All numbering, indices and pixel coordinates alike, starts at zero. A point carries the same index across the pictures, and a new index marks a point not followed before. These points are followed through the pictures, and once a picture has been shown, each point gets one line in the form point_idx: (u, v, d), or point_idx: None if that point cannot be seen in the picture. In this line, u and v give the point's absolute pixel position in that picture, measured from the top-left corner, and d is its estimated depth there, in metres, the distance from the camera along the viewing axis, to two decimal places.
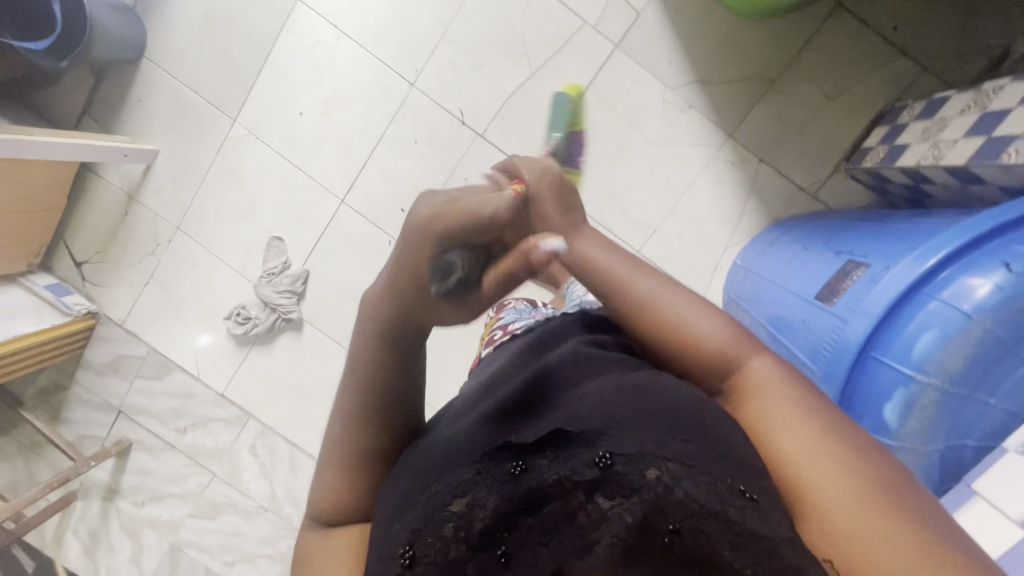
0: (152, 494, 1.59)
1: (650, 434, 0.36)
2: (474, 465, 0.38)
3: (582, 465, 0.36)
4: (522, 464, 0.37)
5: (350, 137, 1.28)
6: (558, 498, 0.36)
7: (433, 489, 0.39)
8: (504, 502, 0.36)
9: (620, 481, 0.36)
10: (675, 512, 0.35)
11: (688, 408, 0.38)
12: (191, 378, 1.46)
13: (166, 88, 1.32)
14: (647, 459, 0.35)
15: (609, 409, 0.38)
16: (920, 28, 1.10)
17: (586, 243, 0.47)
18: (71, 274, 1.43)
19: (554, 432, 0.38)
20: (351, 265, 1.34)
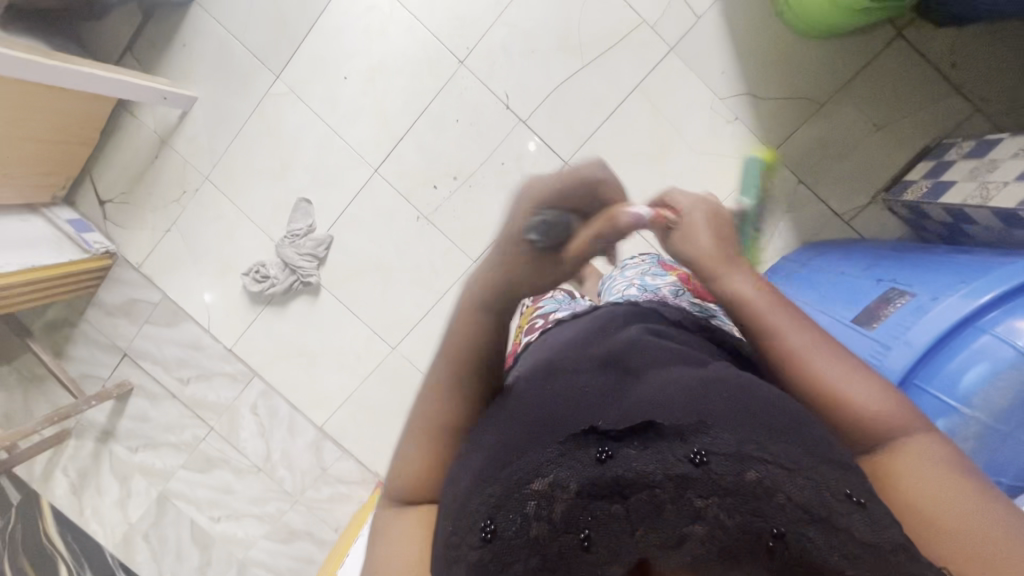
0: (147, 441, 1.59)
1: (742, 434, 0.38)
2: (562, 447, 0.40)
3: (675, 459, 0.37)
4: (607, 450, 0.38)
5: (391, 107, 1.27)
6: (647, 486, 0.37)
7: (512, 466, 0.40)
8: (590, 485, 0.37)
9: (717, 479, 0.37)
10: (777, 516, 0.36)
11: (776, 413, 0.40)
12: (201, 330, 1.45)
13: (213, 36, 1.31)
14: (747, 460, 0.37)
15: (700, 405, 0.40)
16: (978, 68, 1.10)
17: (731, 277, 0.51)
18: (94, 211, 1.42)
19: (644, 422, 0.40)
20: (376, 236, 1.33)
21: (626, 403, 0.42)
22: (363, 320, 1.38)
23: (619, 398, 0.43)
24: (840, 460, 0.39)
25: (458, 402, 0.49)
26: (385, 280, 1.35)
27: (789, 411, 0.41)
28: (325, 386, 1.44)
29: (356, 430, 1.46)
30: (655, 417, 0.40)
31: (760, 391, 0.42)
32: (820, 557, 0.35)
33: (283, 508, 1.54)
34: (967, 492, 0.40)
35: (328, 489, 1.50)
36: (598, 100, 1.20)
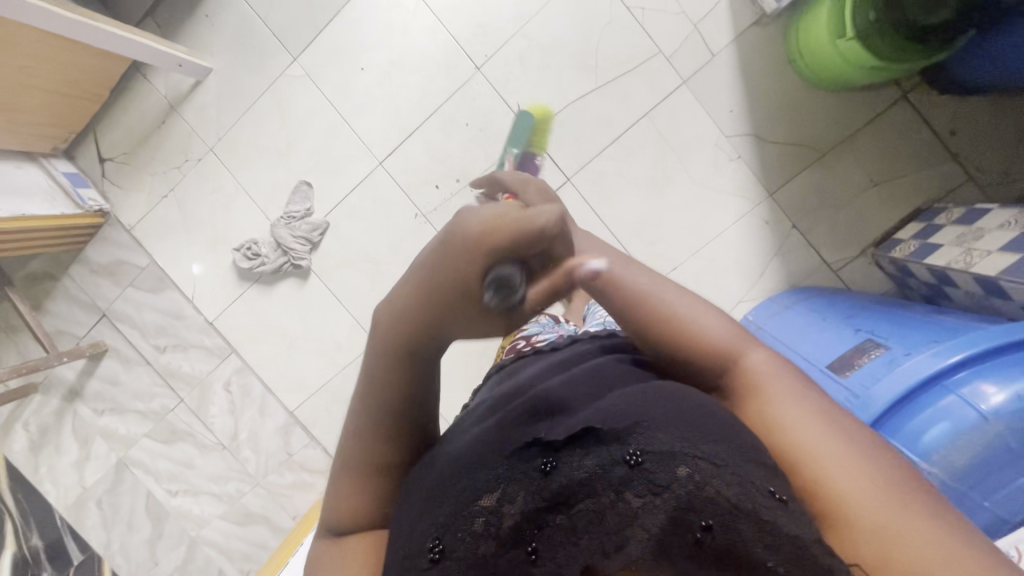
0: (114, 406, 1.56)
1: (674, 434, 0.38)
2: (505, 462, 0.42)
3: (608, 462, 0.39)
4: (550, 461, 0.40)
5: (404, 104, 1.27)
6: (589, 494, 0.38)
7: (463, 483, 0.42)
8: (533, 499, 0.39)
9: (651, 477, 0.38)
10: (706, 509, 0.36)
11: (709, 417, 0.40)
12: (185, 300, 1.44)
13: (235, 11, 1.31)
14: (677, 457, 0.37)
15: (634, 408, 0.41)
16: (976, 139, 1.13)
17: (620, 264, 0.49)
18: (92, 168, 1.41)
19: (584, 429, 0.40)
20: (373, 229, 1.34)
21: (571, 415, 0.43)
22: (348, 310, 1.38)
23: (569, 412, 0.44)
24: (768, 458, 0.39)
25: (383, 434, 0.49)
26: (375, 273, 1.36)
27: (728, 422, 0.40)
28: (302, 371, 1.44)
29: (327, 419, 1.46)
30: (593, 422, 0.40)
31: (694, 400, 0.42)
32: (746, 546, 0.36)
33: (242, 489, 1.54)
34: (833, 430, 0.41)
35: (291, 475, 1.51)
36: (608, 123, 1.21)
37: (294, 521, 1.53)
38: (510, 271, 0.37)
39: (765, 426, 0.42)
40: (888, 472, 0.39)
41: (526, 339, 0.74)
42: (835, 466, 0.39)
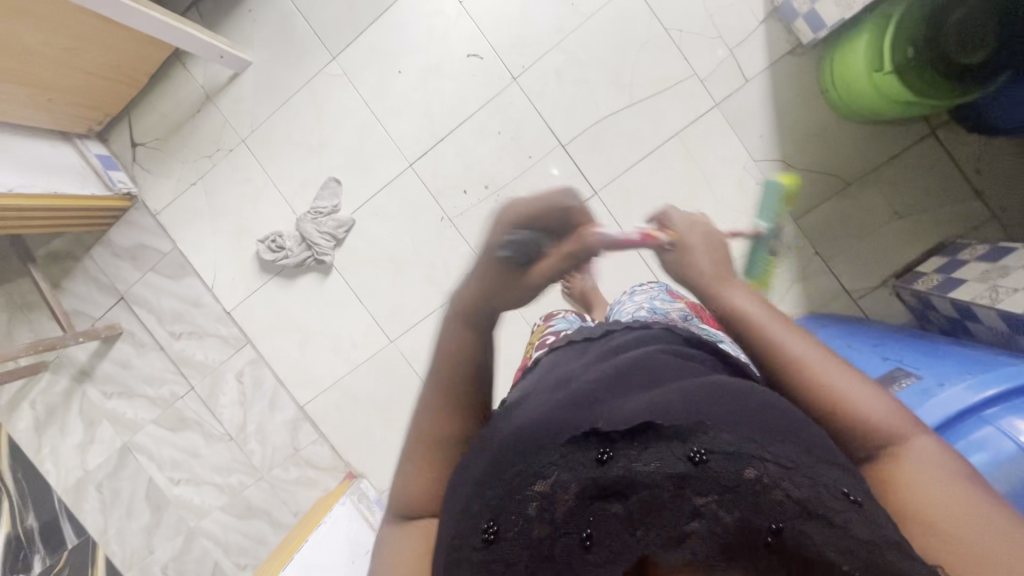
0: (124, 389, 1.56)
1: (741, 433, 0.37)
2: (559, 448, 0.39)
3: (673, 458, 0.37)
4: (608, 452, 0.38)
5: (438, 109, 1.29)
6: (648, 487, 0.37)
7: (509, 470, 0.40)
8: (585, 487, 0.37)
9: (717, 476, 0.36)
10: (778, 513, 0.35)
11: (781, 417, 0.38)
12: (205, 288, 1.45)
13: (278, 8, 1.32)
14: (746, 459, 0.36)
15: (697, 403, 0.38)
16: (1001, 178, 1.14)
17: (734, 294, 0.49)
18: (124, 152, 1.42)
19: (644, 422, 0.38)
20: (398, 229, 1.35)
21: (620, 403, 0.40)
22: (367, 308, 1.39)
23: (617, 402, 0.41)
24: (842, 462, 0.38)
25: (444, 409, 0.49)
26: (397, 274, 1.36)
27: (789, 415, 0.39)
28: (316, 367, 1.44)
29: (337, 417, 1.46)
30: (654, 417, 0.38)
31: (753, 391, 0.40)
32: (821, 554, 0.34)
33: (245, 482, 1.54)
34: (984, 509, 0.36)
35: (296, 471, 1.50)
36: (640, 139, 1.23)
37: (295, 518, 1.52)
38: (517, 239, 0.46)
39: (890, 478, 0.39)
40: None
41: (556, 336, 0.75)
42: (991, 553, 0.34)
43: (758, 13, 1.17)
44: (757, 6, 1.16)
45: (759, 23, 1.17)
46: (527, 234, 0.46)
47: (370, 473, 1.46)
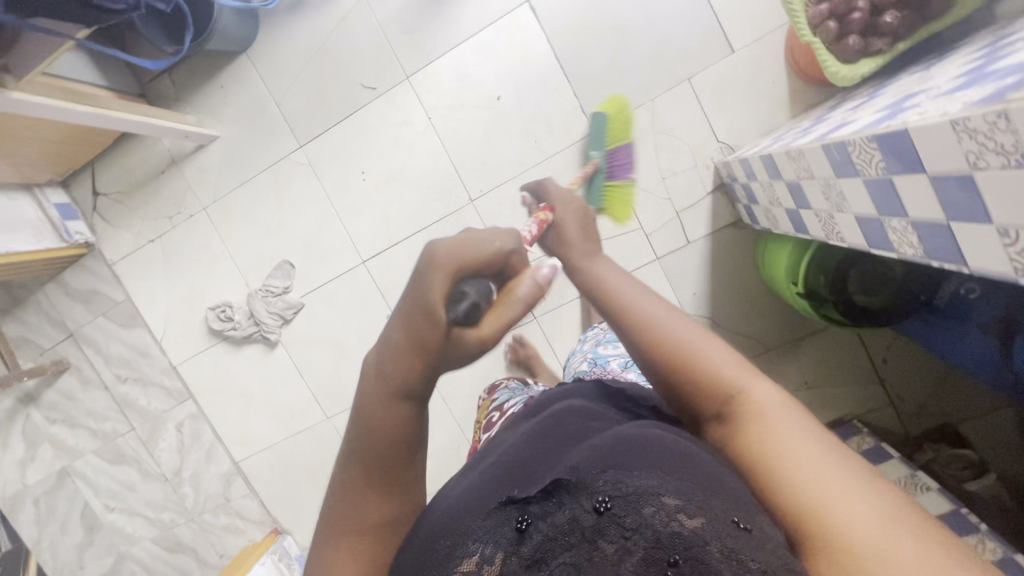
0: (67, 418, 1.61)
1: (639, 477, 0.41)
2: (484, 518, 0.43)
3: (582, 512, 0.40)
4: (526, 520, 0.41)
5: (396, 215, 1.33)
6: (566, 550, 0.40)
7: (444, 551, 0.43)
8: (514, 558, 0.40)
9: (621, 521, 0.40)
10: (672, 544, 0.39)
11: (679, 458, 0.44)
12: (153, 341, 1.49)
13: (251, 88, 1.32)
14: (643, 498, 0.40)
15: (604, 458, 0.43)
16: (904, 370, 1.21)
17: (603, 267, 0.57)
18: (85, 201, 1.44)
19: (554, 479, 0.42)
20: (344, 318, 1.40)
21: (544, 471, 0.46)
22: (308, 385, 1.45)
23: (545, 467, 0.46)
24: (738, 498, 0.42)
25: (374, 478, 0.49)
26: (340, 358, 1.42)
27: (680, 457, 0.44)
28: (252, 429, 1.50)
29: (268, 476, 1.53)
30: (562, 475, 0.43)
31: (654, 442, 0.45)
32: None
33: (176, 520, 1.62)
34: (828, 462, 0.42)
35: (225, 518, 1.58)
36: None
37: (220, 559, 1.61)
38: (471, 289, 0.47)
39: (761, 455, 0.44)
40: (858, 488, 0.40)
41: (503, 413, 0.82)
42: (826, 505, 0.40)
43: (707, 183, 1.20)
44: (708, 175, 1.19)
45: (707, 193, 1.20)
46: (471, 285, 0.47)
47: (295, 530, 1.55)
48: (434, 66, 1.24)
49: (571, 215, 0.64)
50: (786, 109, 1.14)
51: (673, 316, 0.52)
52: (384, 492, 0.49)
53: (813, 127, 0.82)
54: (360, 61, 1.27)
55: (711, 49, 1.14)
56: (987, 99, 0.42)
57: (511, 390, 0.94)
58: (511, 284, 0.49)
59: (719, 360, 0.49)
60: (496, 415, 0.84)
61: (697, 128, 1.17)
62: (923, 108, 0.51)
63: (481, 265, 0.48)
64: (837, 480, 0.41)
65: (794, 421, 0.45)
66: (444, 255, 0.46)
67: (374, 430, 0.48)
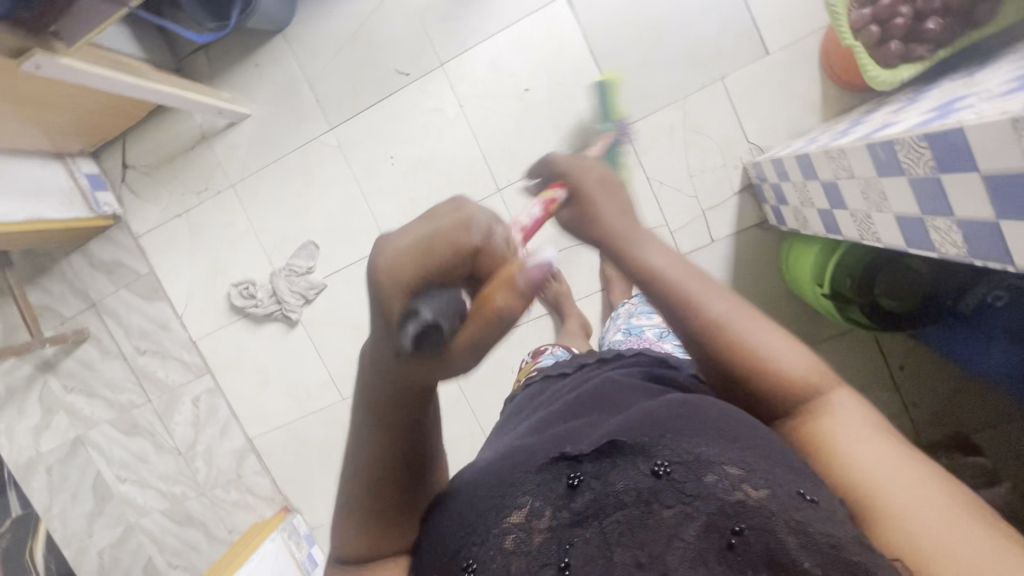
0: (84, 387, 1.63)
1: (698, 444, 0.45)
2: (533, 475, 0.46)
3: (642, 475, 0.44)
4: (578, 477, 0.45)
5: (422, 200, 1.34)
6: (621, 507, 0.43)
7: (490, 497, 0.46)
8: (563, 512, 0.44)
9: (681, 486, 0.43)
10: (733, 510, 0.41)
11: (735, 428, 0.46)
12: (174, 315, 1.51)
13: (285, 68, 1.33)
14: (705, 466, 0.43)
15: (662, 424, 0.47)
16: (920, 377, 1.22)
17: (646, 250, 0.51)
18: (114, 173, 1.45)
19: (610, 442, 0.46)
20: (365, 300, 1.41)
21: (593, 433, 0.49)
22: (326, 365, 1.46)
23: (595, 429, 0.50)
24: (792, 466, 0.44)
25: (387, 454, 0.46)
26: (359, 340, 1.43)
27: (741, 424, 0.47)
28: (268, 406, 1.52)
29: (281, 454, 1.55)
30: (618, 437, 0.46)
31: (713, 409, 0.48)
32: (783, 546, 0.40)
33: (187, 494, 1.63)
34: (892, 458, 0.45)
35: (236, 494, 1.59)
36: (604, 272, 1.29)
37: (228, 535, 1.63)
38: (429, 306, 0.33)
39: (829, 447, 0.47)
40: (924, 483, 0.42)
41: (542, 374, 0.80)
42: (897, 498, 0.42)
43: (735, 183, 1.21)
44: (736, 176, 1.20)
45: (734, 193, 1.21)
46: (433, 298, 0.33)
47: (305, 509, 1.57)
48: (468, 55, 1.25)
49: (594, 180, 0.53)
50: (818, 113, 1.15)
51: (729, 307, 0.50)
52: (408, 488, 0.48)
53: (849, 130, 0.83)
54: (395, 46, 1.28)
55: (746, 50, 1.15)
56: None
57: (555, 357, 0.93)
58: (490, 287, 0.35)
59: (784, 357, 0.49)
60: (536, 375, 0.83)
61: (728, 128, 1.18)
62: (979, 108, 0.52)
63: (445, 268, 0.34)
64: (905, 474, 0.43)
65: (862, 419, 0.48)
66: (383, 277, 0.33)
67: (384, 436, 0.45)
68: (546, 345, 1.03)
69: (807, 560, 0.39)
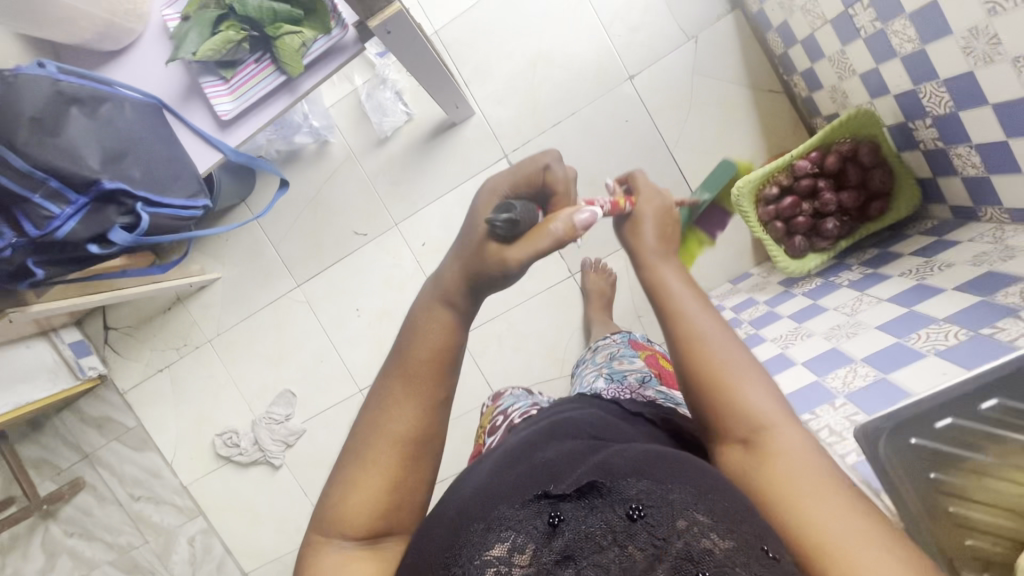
0: (84, 531, 1.68)
1: (680, 488, 0.40)
2: (514, 511, 0.41)
3: (615, 517, 0.40)
4: (557, 515, 0.40)
5: (389, 346, 1.40)
6: (596, 551, 0.38)
7: (468, 534, 0.41)
8: (544, 553, 0.39)
9: (653, 531, 0.38)
10: (706, 561, 0.37)
11: (717, 477, 0.42)
12: (164, 463, 1.58)
13: (251, 235, 1.41)
14: (677, 510, 0.39)
15: (637, 465, 0.43)
16: None
17: (666, 271, 0.52)
18: (96, 334, 1.53)
19: (589, 483, 0.42)
20: (343, 441, 1.46)
21: (574, 468, 0.45)
22: (312, 504, 1.51)
23: (574, 463, 0.46)
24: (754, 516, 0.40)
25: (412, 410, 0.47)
26: None
27: (723, 479, 0.42)
28: (261, 542, 1.57)
29: None
30: (597, 478, 0.42)
31: (691, 462, 0.43)
32: None
33: None
34: (855, 522, 0.38)
35: None
36: None
37: None
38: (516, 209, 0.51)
39: (789, 501, 0.40)
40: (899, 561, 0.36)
41: (508, 420, 0.78)
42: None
43: None
44: None
45: None
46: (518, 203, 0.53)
47: None
48: (420, 214, 1.32)
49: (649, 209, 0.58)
50: (750, 256, 1.21)
51: (708, 317, 0.49)
52: (412, 402, 0.47)
53: (759, 326, 0.89)
54: (350, 209, 1.35)
55: None
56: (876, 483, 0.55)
57: (517, 396, 0.90)
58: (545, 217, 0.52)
59: (754, 392, 0.45)
60: (499, 419, 0.82)
61: None
62: (820, 415, 0.62)
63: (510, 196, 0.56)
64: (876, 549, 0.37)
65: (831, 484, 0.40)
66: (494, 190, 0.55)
67: (413, 347, 0.49)
68: (507, 387, 0.98)
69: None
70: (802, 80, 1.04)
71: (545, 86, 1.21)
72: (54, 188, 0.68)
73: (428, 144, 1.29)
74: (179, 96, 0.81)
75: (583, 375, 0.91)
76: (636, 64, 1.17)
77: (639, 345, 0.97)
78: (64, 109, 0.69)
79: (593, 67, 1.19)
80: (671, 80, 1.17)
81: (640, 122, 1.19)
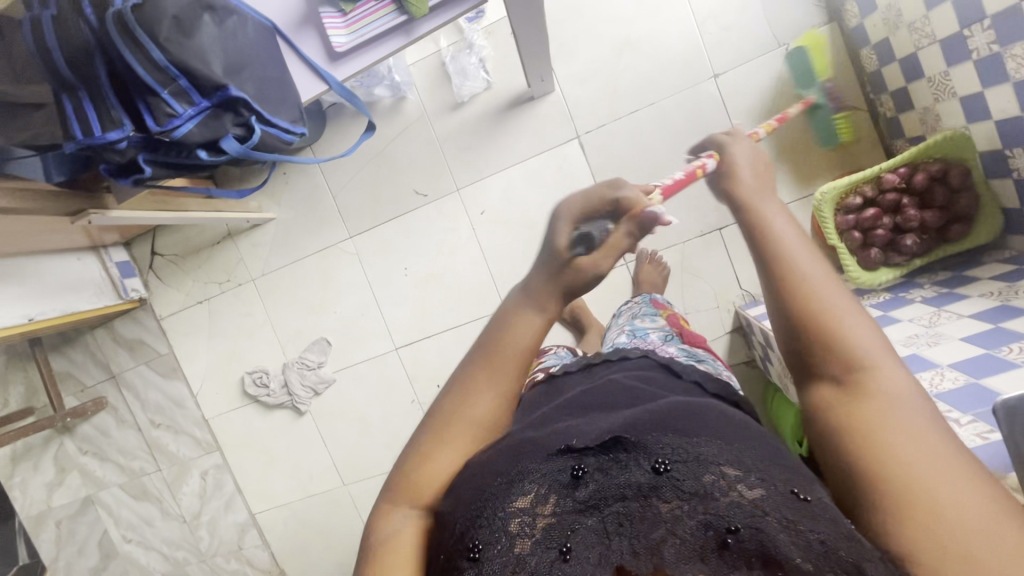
0: (99, 451, 1.69)
1: (710, 443, 0.38)
2: (536, 462, 0.39)
3: (640, 470, 0.37)
4: (581, 467, 0.38)
5: (431, 309, 1.41)
6: (621, 500, 0.37)
7: (492, 481, 0.39)
8: (565, 503, 0.37)
9: (680, 482, 0.36)
10: (733, 513, 0.34)
11: (759, 447, 0.40)
12: (189, 394, 1.59)
13: (310, 180, 1.42)
14: (705, 465, 0.37)
15: (663, 422, 0.41)
16: None
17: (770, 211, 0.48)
18: (142, 258, 1.55)
19: (613, 437, 0.39)
20: (371, 396, 1.48)
21: (590, 423, 0.42)
22: (330, 454, 1.52)
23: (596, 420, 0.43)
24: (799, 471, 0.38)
25: (485, 398, 0.46)
26: (363, 433, 1.49)
27: (745, 432, 0.41)
28: (272, 485, 1.59)
29: (281, 532, 1.60)
30: (623, 432, 0.40)
31: (715, 414, 0.42)
32: (781, 548, 0.32)
33: (188, 560, 1.68)
34: (947, 457, 0.34)
35: (235, 565, 1.64)
36: None
37: None
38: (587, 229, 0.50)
39: (871, 429, 0.36)
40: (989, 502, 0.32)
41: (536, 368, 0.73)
42: (946, 511, 0.32)
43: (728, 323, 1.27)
44: (729, 316, 1.26)
45: (726, 331, 1.27)
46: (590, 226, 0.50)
47: None
48: (483, 183, 1.33)
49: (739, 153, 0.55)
50: None
51: (812, 260, 0.44)
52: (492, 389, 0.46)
53: None
54: (414, 168, 1.36)
55: None
56: (988, 468, 0.52)
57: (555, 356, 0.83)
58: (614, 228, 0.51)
59: (860, 330, 0.40)
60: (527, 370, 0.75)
61: (723, 275, 1.25)
62: None
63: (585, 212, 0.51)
64: (968, 486, 0.32)
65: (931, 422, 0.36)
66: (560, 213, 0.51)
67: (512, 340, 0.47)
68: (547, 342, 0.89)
69: (799, 556, 0.32)
70: (890, 100, 1.05)
71: (628, 74, 1.22)
72: (182, 87, 0.72)
73: (502, 115, 1.30)
74: (294, 23, 0.82)
75: (612, 335, 0.87)
76: (723, 64, 1.18)
77: (660, 305, 0.93)
78: (198, 14, 0.72)
79: (680, 60, 1.20)
80: (755, 84, 1.18)
81: (718, 121, 1.20)
